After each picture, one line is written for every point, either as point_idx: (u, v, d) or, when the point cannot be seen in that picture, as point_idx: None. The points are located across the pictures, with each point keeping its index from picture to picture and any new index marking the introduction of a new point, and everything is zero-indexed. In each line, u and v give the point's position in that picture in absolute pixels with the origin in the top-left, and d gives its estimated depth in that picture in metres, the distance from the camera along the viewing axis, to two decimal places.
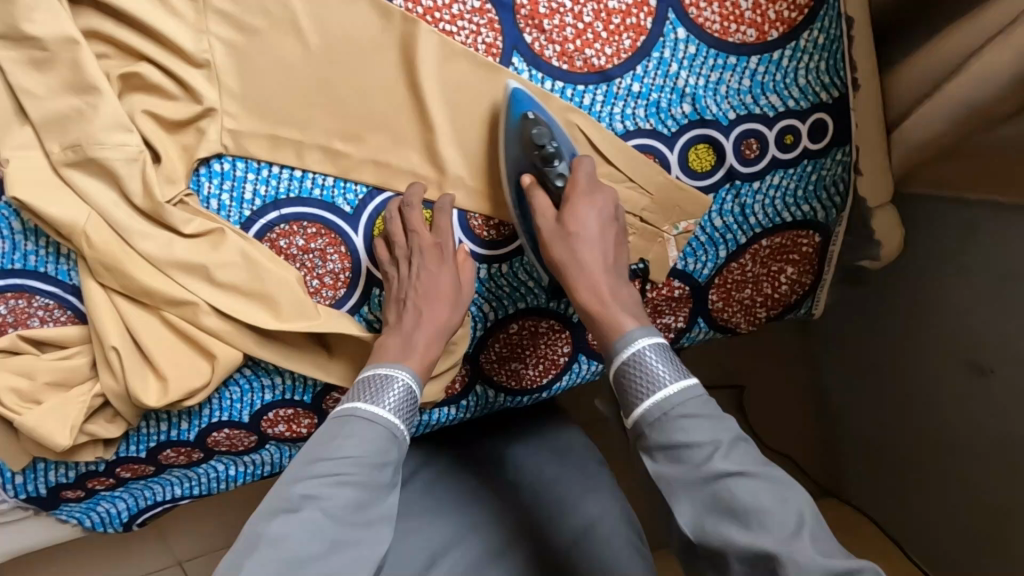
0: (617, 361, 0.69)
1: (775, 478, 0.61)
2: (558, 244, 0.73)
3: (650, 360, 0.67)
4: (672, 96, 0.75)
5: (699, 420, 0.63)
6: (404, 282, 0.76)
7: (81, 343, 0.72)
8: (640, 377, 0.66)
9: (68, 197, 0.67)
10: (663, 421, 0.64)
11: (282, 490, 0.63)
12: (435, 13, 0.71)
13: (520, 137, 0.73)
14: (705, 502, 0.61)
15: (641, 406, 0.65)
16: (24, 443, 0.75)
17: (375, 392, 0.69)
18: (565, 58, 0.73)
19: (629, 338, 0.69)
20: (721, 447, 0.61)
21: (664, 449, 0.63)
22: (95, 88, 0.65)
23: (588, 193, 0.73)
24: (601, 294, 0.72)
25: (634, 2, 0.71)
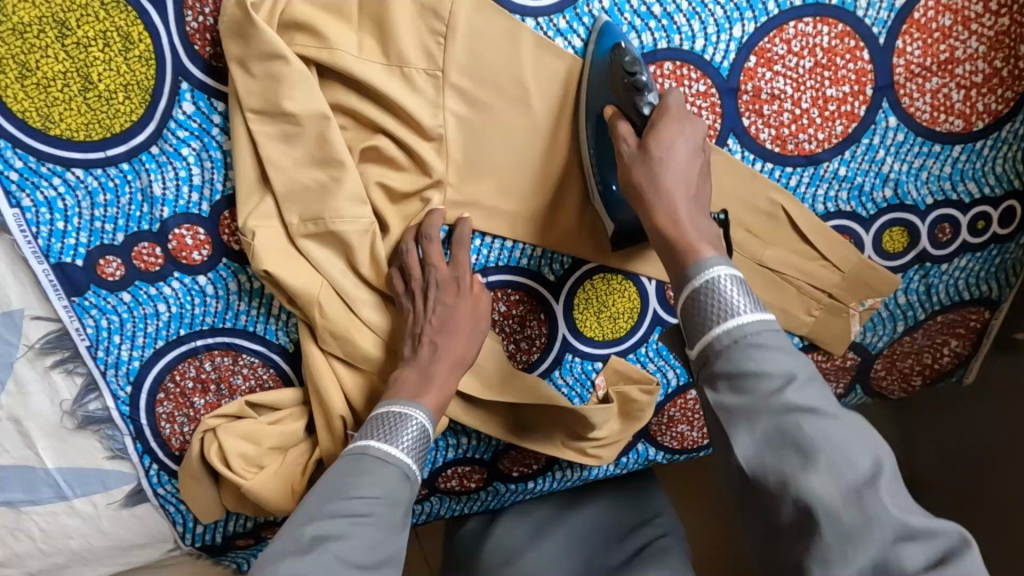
0: (686, 284, 0.56)
1: (854, 421, 0.49)
2: (636, 167, 0.61)
3: (728, 290, 0.54)
4: (875, 181, 0.76)
5: (775, 351, 0.51)
6: (419, 316, 0.69)
7: (293, 406, 0.74)
8: (713, 304, 0.54)
9: (302, 265, 0.68)
10: (734, 350, 0.52)
11: (293, 530, 0.56)
12: (661, 96, 0.71)
13: (610, 68, 0.65)
14: (770, 436, 0.49)
15: (711, 333, 0.53)
16: (224, 497, 0.75)
17: (389, 431, 0.63)
18: (778, 141, 0.74)
19: (704, 263, 0.56)
20: (796, 380, 0.50)
21: (729, 379, 0.51)
22: (340, 163, 0.66)
23: (678, 119, 0.62)
24: (679, 220, 0.59)
25: (852, 90, 0.73)
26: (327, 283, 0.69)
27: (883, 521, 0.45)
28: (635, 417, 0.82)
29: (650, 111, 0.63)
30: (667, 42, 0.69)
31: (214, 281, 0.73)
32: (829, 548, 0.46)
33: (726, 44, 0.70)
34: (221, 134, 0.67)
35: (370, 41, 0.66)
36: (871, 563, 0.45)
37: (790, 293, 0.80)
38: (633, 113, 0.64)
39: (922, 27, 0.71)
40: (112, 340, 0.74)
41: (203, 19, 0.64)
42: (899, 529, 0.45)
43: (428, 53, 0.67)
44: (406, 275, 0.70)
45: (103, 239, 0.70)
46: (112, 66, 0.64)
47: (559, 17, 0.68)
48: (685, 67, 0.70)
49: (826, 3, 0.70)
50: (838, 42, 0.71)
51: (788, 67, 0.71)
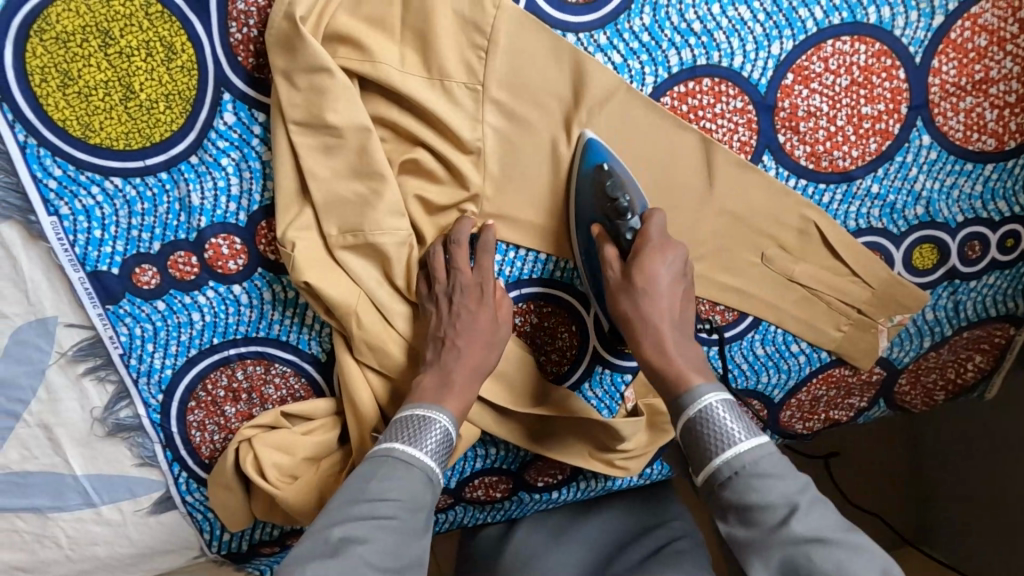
0: (683, 414, 0.64)
1: (855, 541, 0.56)
2: (623, 296, 0.69)
3: (721, 417, 0.61)
4: (907, 199, 0.77)
5: (774, 481, 0.58)
6: (442, 320, 0.69)
7: (326, 417, 0.74)
8: (712, 434, 0.61)
9: (340, 277, 0.69)
10: (736, 481, 0.59)
11: (318, 531, 0.57)
12: (698, 112, 0.71)
13: (595, 185, 0.70)
14: (782, 566, 0.56)
15: (713, 462, 0.61)
16: (254, 505, 0.75)
17: (413, 434, 0.63)
18: (813, 158, 0.74)
19: (696, 392, 0.63)
20: (798, 509, 0.57)
21: (737, 510, 0.59)
22: (379, 176, 0.66)
23: (659, 248, 0.69)
24: (665, 349, 0.67)
25: (887, 108, 0.73)
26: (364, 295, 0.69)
27: None
28: (664, 429, 0.82)
29: (633, 235, 0.70)
30: (707, 58, 0.70)
31: (249, 290, 0.73)
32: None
33: (764, 61, 0.70)
34: (261, 144, 0.67)
35: (412, 53, 0.66)
36: None
37: (820, 308, 0.80)
38: (618, 236, 0.71)
39: (958, 48, 0.72)
40: (145, 348, 0.74)
41: (246, 30, 0.64)
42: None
43: (468, 66, 0.67)
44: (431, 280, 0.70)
45: (139, 248, 0.70)
46: (154, 77, 0.64)
47: (600, 32, 0.68)
48: (723, 83, 0.71)
49: (864, 23, 0.70)
50: (875, 61, 0.71)
51: (825, 86, 0.72)
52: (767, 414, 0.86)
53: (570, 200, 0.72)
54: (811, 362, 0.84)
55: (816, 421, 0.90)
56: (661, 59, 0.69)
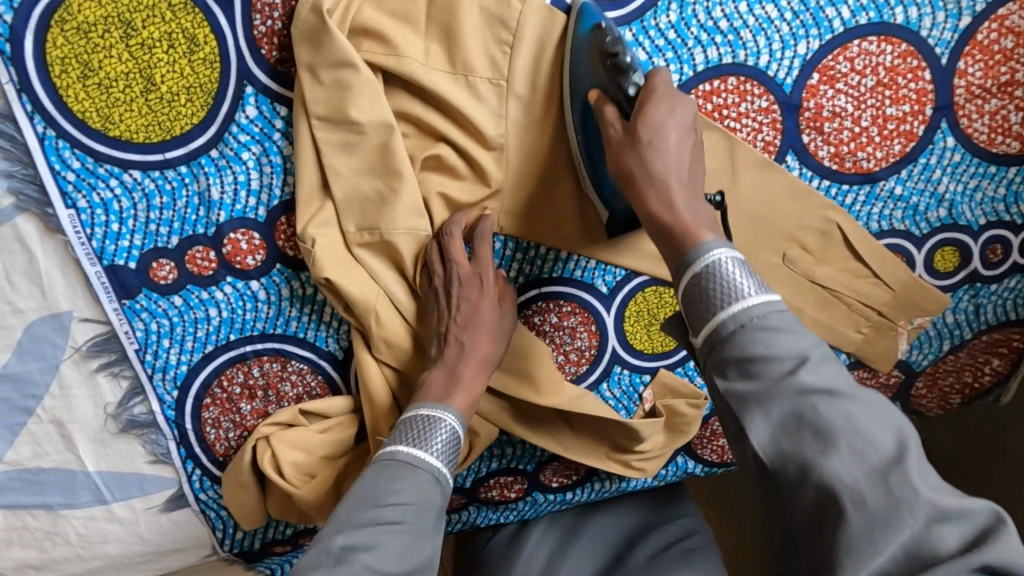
0: (687, 270, 0.53)
1: (871, 398, 0.45)
2: (626, 153, 0.59)
3: (731, 272, 0.51)
4: (930, 201, 0.76)
5: (783, 333, 0.48)
6: (443, 314, 0.68)
7: (343, 415, 0.73)
8: (717, 288, 0.51)
9: (360, 274, 0.68)
10: (741, 336, 0.49)
11: (322, 542, 0.54)
12: (723, 111, 0.71)
13: (591, 50, 0.62)
14: (785, 420, 0.46)
15: (717, 319, 0.50)
16: (270, 505, 0.74)
17: (419, 436, 0.62)
18: (836, 159, 0.74)
19: (701, 246, 0.53)
20: (808, 360, 0.46)
21: (737, 366, 0.48)
22: (400, 172, 0.65)
23: (667, 100, 0.59)
24: (674, 205, 0.56)
25: (912, 109, 0.73)
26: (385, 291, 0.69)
27: (913, 502, 0.41)
28: (682, 431, 0.82)
29: (635, 91, 0.60)
30: (732, 57, 0.69)
31: (267, 286, 0.72)
32: (855, 535, 0.42)
33: (790, 60, 0.70)
34: (282, 139, 0.67)
35: (437, 49, 0.65)
36: (902, 550, 0.42)
37: (840, 310, 0.80)
38: (615, 93, 0.61)
39: (984, 49, 0.71)
40: (161, 344, 0.73)
41: (271, 23, 0.63)
42: (932, 510, 0.41)
43: (493, 62, 0.66)
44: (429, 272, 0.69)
45: (157, 242, 0.69)
46: (175, 68, 0.64)
47: (626, 29, 0.67)
48: (748, 82, 0.70)
49: (891, 22, 0.69)
50: (901, 61, 0.71)
51: (851, 85, 0.71)
52: None
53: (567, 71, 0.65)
54: None
55: None
56: (687, 57, 0.69)
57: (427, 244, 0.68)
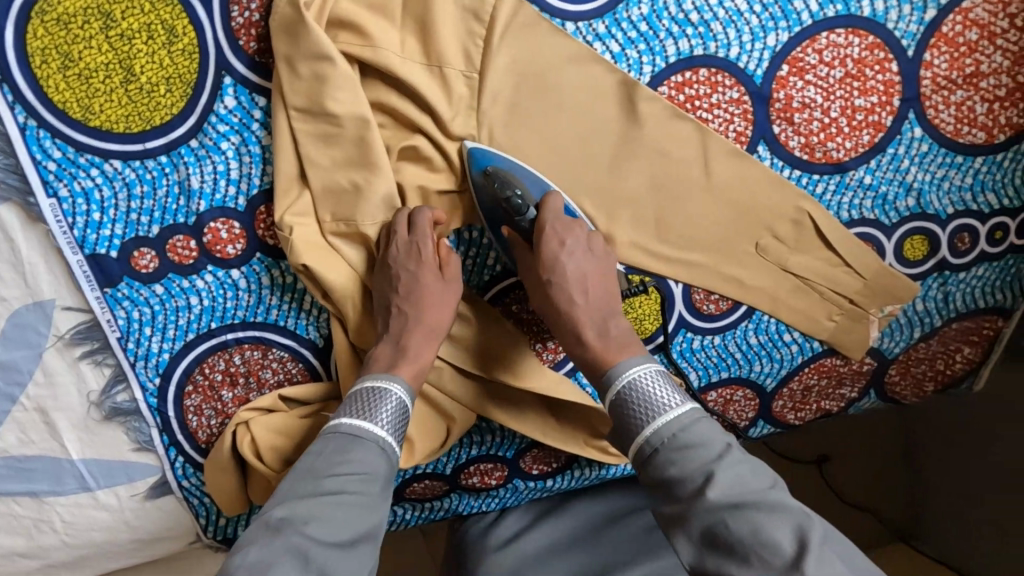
0: (609, 399, 0.65)
1: (775, 501, 0.55)
2: (538, 291, 0.70)
3: (644, 393, 0.63)
4: (898, 190, 0.78)
5: (688, 450, 0.59)
6: (386, 287, 0.69)
7: (323, 402, 0.74)
8: (633, 412, 0.63)
9: (335, 260, 0.68)
10: (658, 455, 0.60)
11: (265, 515, 0.58)
12: (695, 102, 0.72)
13: (484, 188, 0.68)
14: (704, 532, 0.56)
15: (637, 440, 0.62)
16: (253, 491, 0.76)
17: (366, 407, 0.64)
18: (807, 149, 0.75)
19: (619, 370, 0.65)
20: (711, 475, 0.57)
21: (659, 482, 0.60)
22: (378, 162, 0.67)
23: (568, 229, 0.69)
24: (583, 339, 0.69)
25: (880, 101, 0.74)
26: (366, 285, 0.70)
27: None
28: None
29: (532, 224, 0.69)
30: (703, 48, 0.71)
31: (247, 275, 0.73)
32: None
33: (760, 52, 0.71)
34: (260, 128, 0.68)
35: (412, 40, 0.67)
36: None
37: (814, 299, 0.81)
38: (518, 229, 0.70)
39: (949, 41, 0.73)
40: (143, 332, 0.74)
41: (248, 14, 0.64)
42: None
43: (467, 55, 0.68)
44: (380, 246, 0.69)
45: (138, 231, 0.70)
46: (155, 59, 0.65)
47: (599, 21, 0.69)
48: (720, 73, 0.72)
49: (858, 15, 0.71)
50: (868, 54, 0.73)
51: (819, 77, 0.73)
52: (760, 402, 0.89)
53: (471, 198, 0.71)
54: (802, 352, 0.85)
55: (808, 411, 0.92)
56: (658, 49, 0.70)
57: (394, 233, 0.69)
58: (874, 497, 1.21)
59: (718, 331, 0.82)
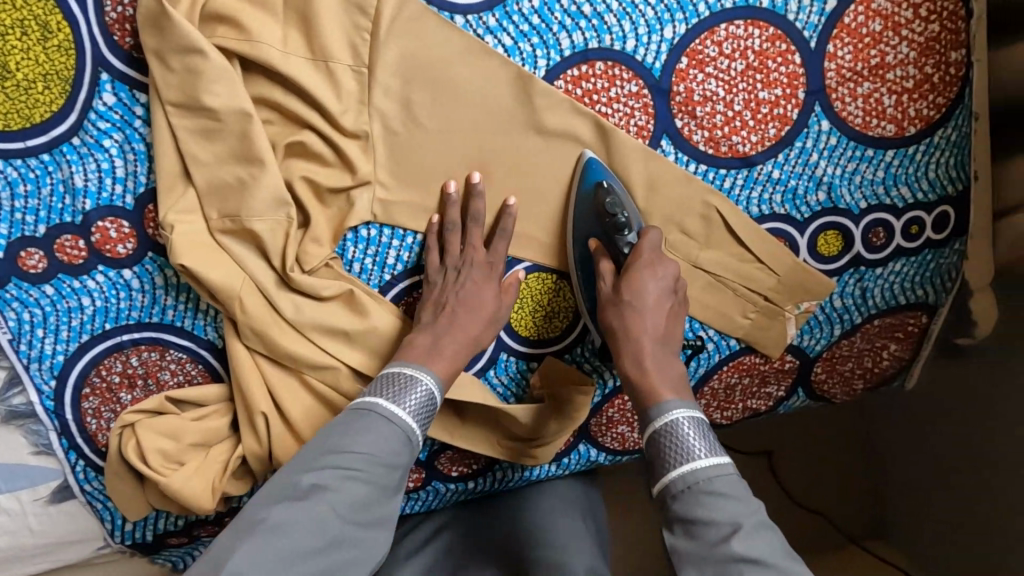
0: (651, 429, 0.64)
1: (793, 571, 0.56)
2: (609, 308, 0.71)
3: (686, 433, 0.62)
4: (808, 184, 0.76)
5: (723, 498, 0.59)
6: (446, 288, 0.72)
7: (219, 403, 0.73)
8: (672, 448, 0.62)
9: (225, 262, 0.67)
10: (687, 495, 0.60)
11: (292, 475, 0.59)
12: (593, 95, 0.71)
13: (592, 203, 0.73)
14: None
15: (668, 475, 0.61)
16: (149, 496, 0.74)
17: (397, 391, 0.65)
18: (711, 143, 0.74)
19: (666, 406, 0.65)
20: (741, 530, 0.57)
21: (682, 521, 0.59)
22: (261, 158, 0.65)
23: (651, 264, 0.71)
24: (641, 359, 0.69)
25: (784, 93, 0.73)
26: (431, 280, 0.73)
27: None
28: (571, 419, 0.80)
29: (628, 250, 0.73)
30: (598, 41, 0.69)
31: (140, 275, 0.72)
32: None
33: (658, 45, 0.70)
34: (143, 125, 0.67)
35: (295, 34, 0.66)
36: None
37: (727, 296, 0.80)
38: (612, 247, 0.73)
39: (852, 32, 0.72)
40: (35, 333, 0.72)
41: (122, 9, 0.64)
42: None
43: (354, 49, 0.67)
44: (443, 250, 0.73)
45: (24, 231, 0.69)
46: (30, 56, 0.64)
47: (489, 14, 0.68)
48: (617, 66, 0.70)
49: (756, 7, 0.70)
50: (770, 45, 0.71)
51: (720, 70, 0.72)
52: None
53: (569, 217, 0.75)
54: (720, 350, 0.83)
55: (734, 411, 0.90)
56: (552, 42, 0.69)
57: (292, 233, 0.68)
58: (821, 495, 1.20)
59: None
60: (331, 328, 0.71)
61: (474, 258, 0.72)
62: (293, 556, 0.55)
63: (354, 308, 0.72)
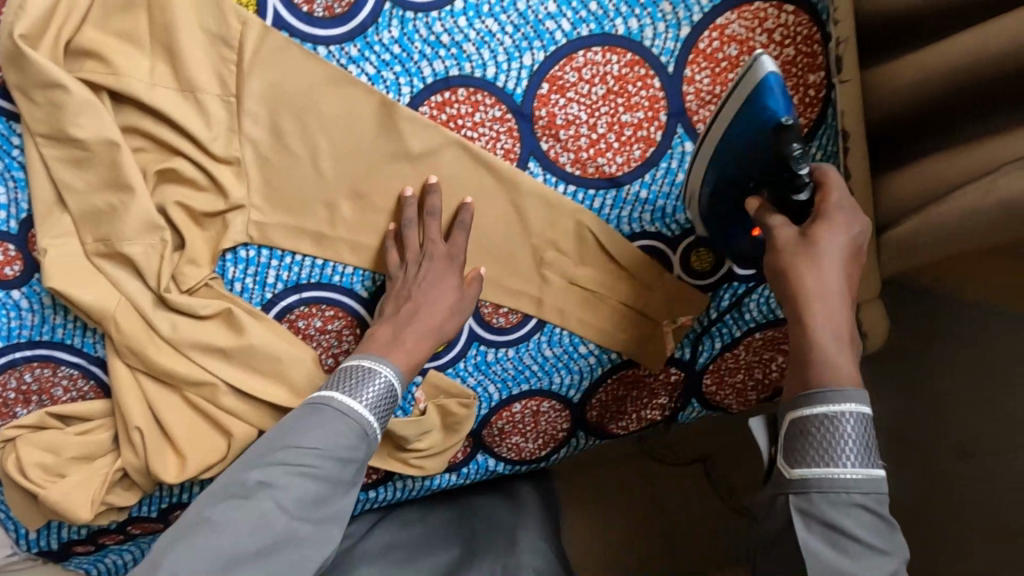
0: (808, 413, 0.56)
1: None
2: (790, 252, 0.62)
3: (847, 429, 0.54)
4: (677, 203, 0.79)
5: (875, 520, 0.53)
6: (407, 281, 0.75)
7: (104, 417, 0.76)
8: (825, 442, 0.55)
9: (101, 284, 0.71)
10: (836, 499, 0.54)
11: (241, 472, 0.61)
12: (458, 120, 0.74)
13: (773, 143, 0.63)
14: None
15: (816, 470, 0.54)
16: (41, 509, 0.76)
17: (353, 385, 0.67)
18: (578, 165, 0.77)
19: (838, 394, 0.55)
20: (889, 559, 0.52)
21: (823, 524, 0.54)
22: (130, 185, 0.69)
23: (841, 217, 0.62)
24: (834, 316, 0.59)
25: (646, 116, 0.75)
26: (393, 275, 0.76)
27: None
28: (456, 430, 0.85)
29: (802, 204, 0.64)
30: (459, 69, 0.72)
31: (29, 296, 0.74)
32: None
33: (518, 72, 0.73)
34: (21, 154, 0.70)
35: (163, 66, 0.69)
36: None
37: (604, 312, 0.83)
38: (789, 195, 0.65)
39: (708, 57, 0.74)
40: None
41: None
42: None
43: (221, 79, 0.70)
44: (402, 247, 0.76)
45: None
46: None
47: (351, 44, 0.71)
48: (478, 93, 0.73)
49: (613, 34, 0.73)
50: (628, 70, 0.74)
51: (581, 94, 0.74)
52: (571, 414, 0.90)
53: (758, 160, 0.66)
54: (601, 363, 0.86)
55: (629, 421, 0.92)
56: (415, 70, 0.72)
57: (166, 256, 0.71)
58: None
59: (506, 345, 0.84)
60: (209, 347, 0.74)
61: (434, 252, 0.75)
62: (240, 551, 0.56)
63: (231, 326, 0.75)
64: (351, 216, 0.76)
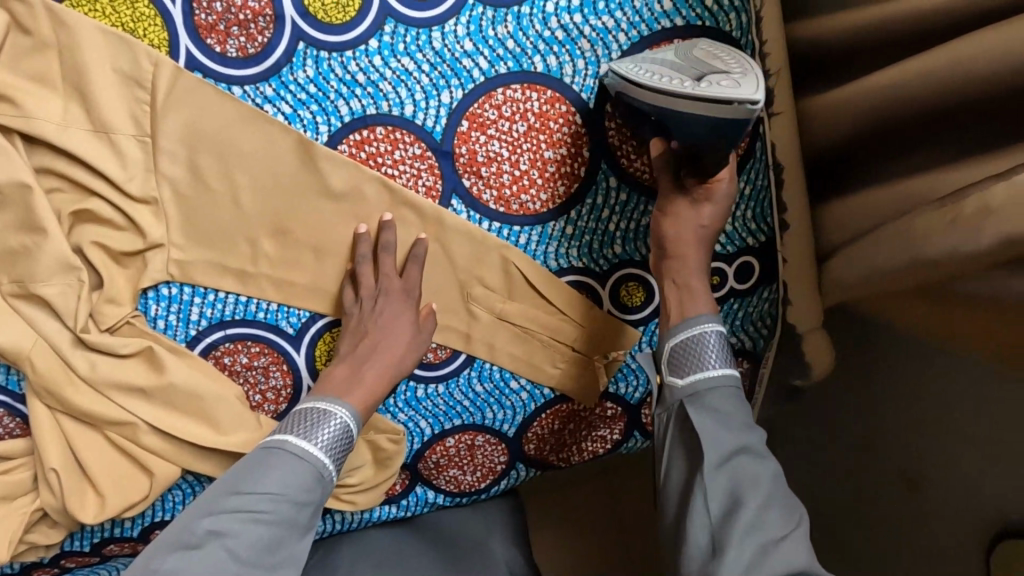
0: (683, 330, 0.67)
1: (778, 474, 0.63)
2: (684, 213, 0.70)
3: (711, 343, 0.66)
4: (603, 239, 0.78)
5: (738, 403, 0.65)
6: (365, 315, 0.74)
7: (26, 456, 0.75)
8: (700, 354, 0.65)
9: (16, 325, 0.71)
10: (713, 393, 0.64)
11: (190, 519, 0.60)
12: (378, 158, 0.73)
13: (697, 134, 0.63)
14: (725, 469, 0.61)
15: (696, 376, 0.65)
16: None
17: (308, 428, 0.66)
18: (502, 202, 0.76)
19: (699, 315, 0.67)
20: (751, 430, 0.63)
21: (706, 409, 0.64)
22: (44, 227, 0.69)
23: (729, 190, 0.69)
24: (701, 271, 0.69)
25: (569, 152, 0.75)
26: (349, 311, 0.75)
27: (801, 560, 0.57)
28: (388, 465, 0.84)
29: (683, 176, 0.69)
30: (376, 108, 0.72)
31: None
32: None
33: (436, 109, 0.72)
34: None
35: (76, 108, 0.69)
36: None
37: (534, 346, 0.82)
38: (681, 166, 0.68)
39: None
40: None
41: None
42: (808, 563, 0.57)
43: (135, 120, 0.70)
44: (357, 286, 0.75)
45: None
46: None
47: (265, 84, 0.70)
48: (397, 131, 0.73)
49: (531, 71, 0.72)
50: (549, 107, 0.73)
51: (502, 131, 0.74)
52: (508, 447, 0.88)
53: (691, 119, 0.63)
54: (534, 398, 0.85)
55: (570, 453, 0.91)
56: (332, 109, 0.72)
57: (82, 297, 0.71)
58: None
59: (434, 380, 0.83)
60: (129, 387, 0.74)
61: (393, 287, 0.75)
62: None
63: (152, 365, 0.75)
64: (273, 252, 0.76)
